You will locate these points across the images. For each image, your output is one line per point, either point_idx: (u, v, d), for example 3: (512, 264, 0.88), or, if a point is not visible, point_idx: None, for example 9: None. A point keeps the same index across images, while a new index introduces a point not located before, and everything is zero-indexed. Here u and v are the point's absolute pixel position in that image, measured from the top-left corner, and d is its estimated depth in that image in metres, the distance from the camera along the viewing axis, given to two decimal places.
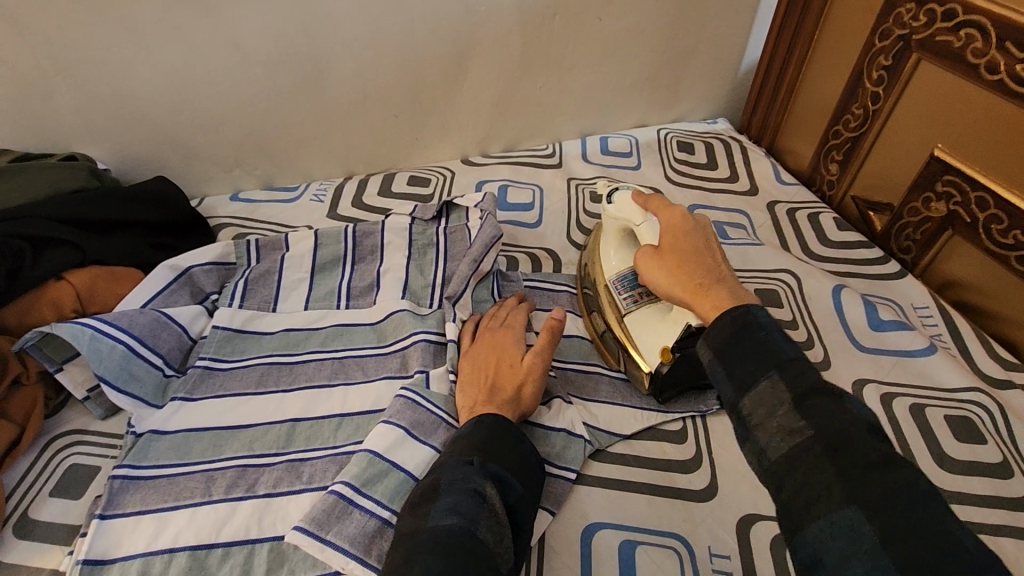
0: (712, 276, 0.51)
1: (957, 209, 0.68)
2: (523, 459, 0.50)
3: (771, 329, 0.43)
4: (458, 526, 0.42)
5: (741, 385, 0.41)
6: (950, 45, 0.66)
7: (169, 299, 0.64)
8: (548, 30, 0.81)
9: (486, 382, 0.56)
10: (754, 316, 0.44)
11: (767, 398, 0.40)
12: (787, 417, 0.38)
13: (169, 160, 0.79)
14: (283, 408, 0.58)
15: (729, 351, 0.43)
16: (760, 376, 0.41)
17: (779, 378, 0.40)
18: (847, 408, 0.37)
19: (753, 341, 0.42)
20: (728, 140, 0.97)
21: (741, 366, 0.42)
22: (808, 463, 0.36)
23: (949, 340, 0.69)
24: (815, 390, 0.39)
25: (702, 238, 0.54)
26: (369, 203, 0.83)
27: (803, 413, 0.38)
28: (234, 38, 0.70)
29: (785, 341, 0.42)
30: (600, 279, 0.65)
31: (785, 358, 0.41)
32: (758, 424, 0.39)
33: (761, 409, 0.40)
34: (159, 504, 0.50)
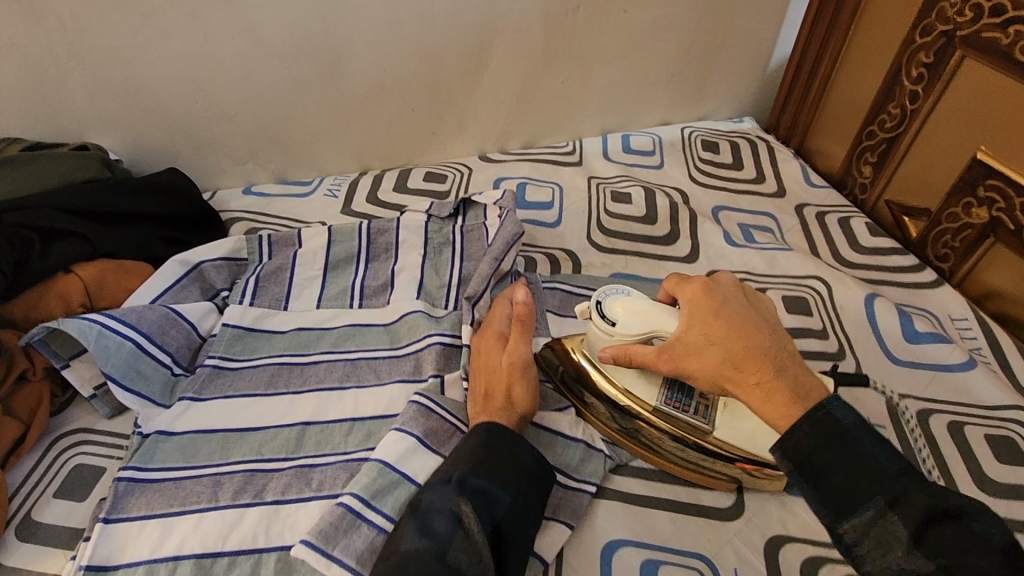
0: (772, 363, 0.43)
1: (1001, 216, 0.65)
2: (518, 468, 0.48)
3: (859, 434, 0.40)
4: (426, 549, 0.41)
5: (838, 508, 0.39)
6: (997, 42, 0.62)
7: (178, 295, 0.62)
8: (571, 23, 0.79)
9: (480, 393, 0.54)
10: (833, 416, 0.40)
11: (879, 534, 0.38)
12: (907, 556, 0.37)
13: (181, 151, 0.77)
14: (293, 411, 0.56)
15: (821, 473, 0.40)
16: (864, 505, 0.38)
17: (891, 510, 0.38)
18: (971, 528, 0.36)
19: (847, 460, 0.39)
20: (754, 139, 0.93)
21: (837, 495, 0.39)
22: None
23: (989, 354, 0.66)
24: (934, 515, 0.37)
25: (744, 310, 0.46)
26: (384, 199, 0.81)
27: (926, 551, 0.36)
28: (251, 27, 0.68)
29: (883, 452, 0.39)
30: (642, 406, 0.53)
31: (886, 476, 0.38)
32: (870, 558, 0.38)
33: (873, 541, 0.38)
34: (163, 509, 0.48)
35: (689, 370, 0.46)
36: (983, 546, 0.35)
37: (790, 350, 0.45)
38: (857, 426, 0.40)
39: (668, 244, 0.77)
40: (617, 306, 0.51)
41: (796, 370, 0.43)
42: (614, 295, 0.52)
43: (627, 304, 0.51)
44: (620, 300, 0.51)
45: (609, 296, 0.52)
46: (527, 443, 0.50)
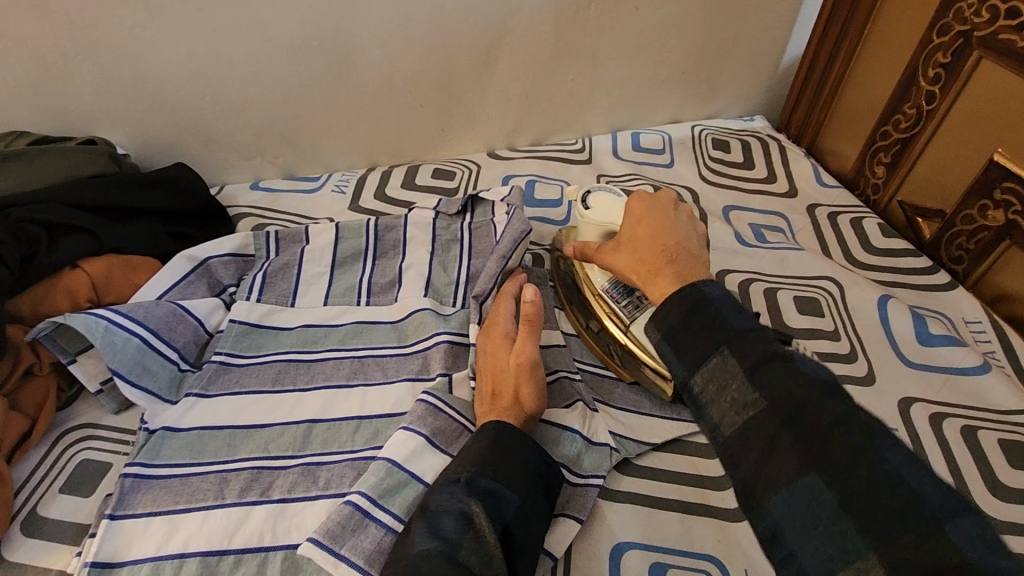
0: (665, 253, 0.49)
1: (1018, 219, 0.64)
2: (527, 468, 0.47)
3: (722, 303, 0.43)
4: (436, 551, 0.41)
5: (692, 362, 0.42)
6: (1014, 44, 0.61)
7: (185, 291, 0.62)
8: (582, 20, 0.78)
9: (488, 392, 0.54)
10: (704, 291, 0.44)
11: (719, 376, 0.40)
12: (742, 391, 0.39)
13: (189, 146, 0.77)
14: (299, 409, 0.56)
15: (681, 334, 0.43)
16: (710, 354, 0.41)
17: (731, 353, 0.40)
18: (798, 368, 0.38)
19: (706, 321, 0.42)
20: (765, 138, 0.92)
21: (690, 347, 0.42)
22: (763, 433, 0.38)
23: (1004, 358, 0.65)
24: (767, 358, 0.39)
25: (670, 222, 0.51)
26: (391, 196, 0.81)
27: (753, 384, 0.39)
28: (259, 22, 0.68)
29: (738, 313, 0.42)
30: (589, 286, 0.61)
31: (736, 331, 0.41)
32: (714, 405, 0.41)
33: (713, 385, 0.41)
34: (170, 506, 0.48)
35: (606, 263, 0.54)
36: (809, 385, 0.37)
37: (695, 251, 0.49)
38: (725, 298, 0.43)
39: None
40: (599, 202, 0.60)
41: (688, 263, 0.48)
42: (602, 195, 0.61)
43: (609, 201, 0.60)
44: (603, 199, 0.60)
45: (598, 191, 0.61)
46: (531, 440, 0.49)
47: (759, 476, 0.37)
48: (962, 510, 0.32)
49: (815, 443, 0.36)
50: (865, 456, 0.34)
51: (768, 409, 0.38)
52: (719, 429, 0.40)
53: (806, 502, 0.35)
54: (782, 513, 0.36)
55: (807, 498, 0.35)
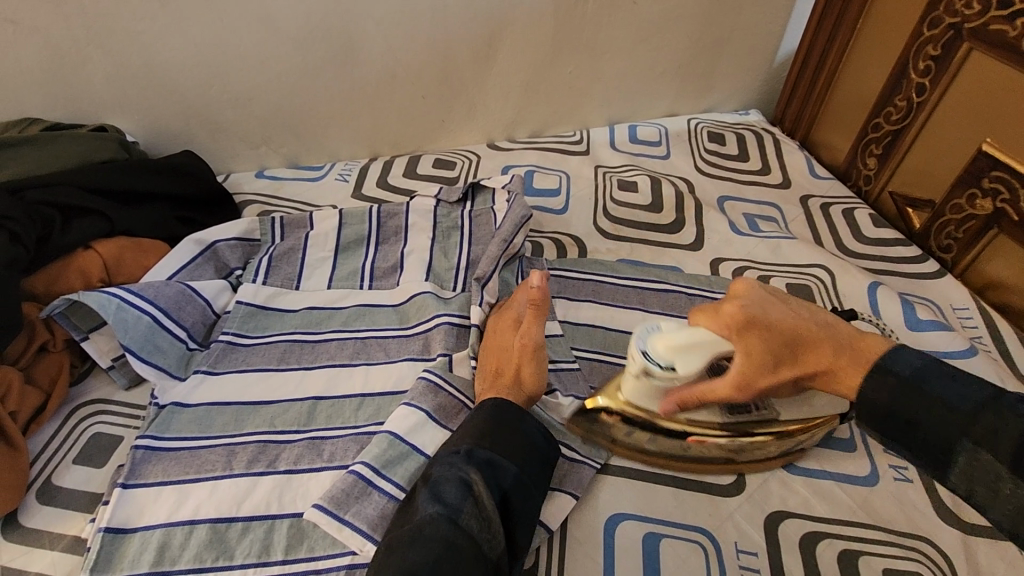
0: (833, 349, 0.45)
1: (1005, 207, 0.66)
2: (524, 441, 0.49)
3: (927, 375, 0.42)
4: (439, 515, 0.42)
5: (940, 457, 0.41)
6: (1004, 35, 0.63)
7: (194, 273, 0.63)
8: (582, 13, 0.79)
9: (491, 371, 0.55)
10: (896, 373, 0.43)
11: (979, 474, 0.39)
12: (1012, 489, 0.37)
13: (196, 135, 0.79)
14: (304, 386, 0.58)
15: (921, 431, 0.42)
16: (957, 451, 0.40)
17: (976, 447, 0.39)
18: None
19: (924, 401, 0.41)
20: (760, 131, 0.94)
21: (933, 444, 0.41)
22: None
23: (990, 343, 0.66)
24: (1009, 433, 0.38)
25: (785, 311, 0.46)
26: (393, 184, 0.82)
27: (1014, 474, 0.37)
28: (267, 12, 0.69)
29: (958, 389, 0.41)
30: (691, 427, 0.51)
31: (964, 412, 0.40)
32: (987, 501, 0.39)
33: (979, 485, 0.39)
34: (180, 476, 0.50)
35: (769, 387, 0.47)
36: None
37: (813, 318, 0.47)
38: (922, 371, 0.42)
39: (674, 232, 0.78)
40: (663, 347, 0.45)
41: (848, 337, 0.45)
42: (652, 336, 0.46)
43: (674, 341, 0.45)
44: (662, 338, 0.45)
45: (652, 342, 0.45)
46: (530, 417, 0.51)
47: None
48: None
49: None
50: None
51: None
52: (1020, 533, 0.38)
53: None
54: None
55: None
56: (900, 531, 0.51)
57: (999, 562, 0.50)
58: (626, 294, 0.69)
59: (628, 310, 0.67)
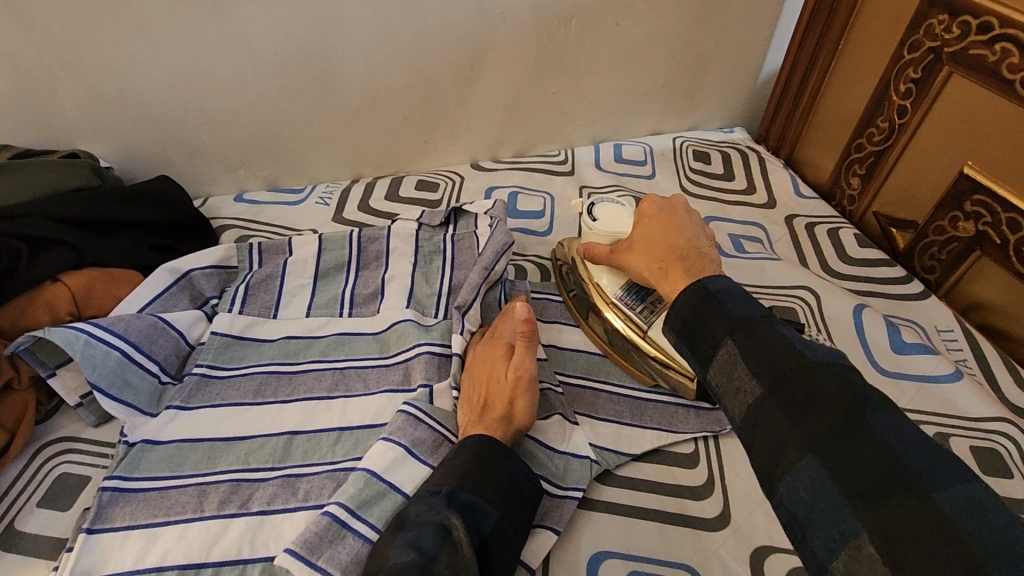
0: (678, 256, 0.52)
1: (987, 230, 0.65)
2: (506, 481, 0.48)
3: (727, 294, 0.46)
4: (413, 563, 0.41)
5: (704, 355, 0.45)
6: (984, 59, 0.62)
7: (167, 304, 0.62)
8: (564, 35, 0.79)
9: (479, 402, 0.54)
10: (707, 287, 0.47)
11: (729, 371, 0.43)
12: (748, 379, 0.41)
13: (173, 159, 0.77)
14: (280, 420, 0.56)
15: (695, 330, 0.46)
16: (720, 345, 0.44)
17: (733, 342, 0.43)
18: (800, 355, 0.40)
19: (714, 311, 0.45)
20: (745, 150, 0.94)
21: (702, 338, 0.45)
22: (762, 418, 0.39)
23: (974, 365, 0.66)
24: (769, 349, 0.41)
25: (686, 223, 0.55)
26: (375, 207, 0.81)
27: (754, 371, 0.41)
28: (245, 36, 0.69)
29: (744, 305, 0.45)
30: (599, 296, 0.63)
31: (736, 321, 0.44)
32: (727, 394, 0.43)
33: (725, 376, 0.43)
34: (148, 520, 0.48)
35: (627, 265, 0.57)
36: (811, 365, 0.39)
37: (702, 247, 0.53)
38: (728, 292, 0.46)
39: None
40: (604, 212, 0.63)
41: (704, 261, 0.52)
42: (607, 204, 0.64)
43: (618, 212, 0.63)
44: (613, 208, 0.63)
45: (605, 204, 0.63)
46: (515, 457, 0.50)
47: (771, 458, 0.38)
48: (958, 479, 0.33)
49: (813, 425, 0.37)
50: (859, 423, 0.36)
51: (773, 396, 0.39)
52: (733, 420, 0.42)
53: (809, 478, 0.36)
54: (791, 491, 0.37)
55: (811, 477, 0.36)
56: None
57: None
58: None
59: None
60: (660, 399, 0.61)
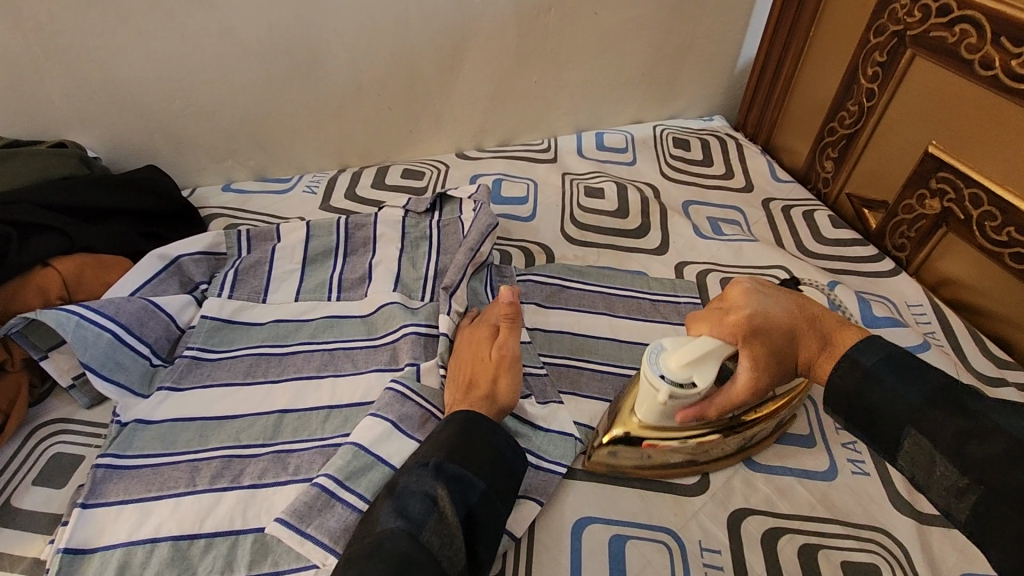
0: (819, 341, 0.48)
1: (951, 206, 0.68)
2: (492, 453, 0.50)
3: (886, 369, 0.44)
4: (402, 530, 0.43)
5: (889, 448, 0.43)
6: (945, 41, 0.65)
7: (157, 288, 0.63)
8: (544, 25, 0.81)
9: (465, 381, 0.56)
10: (863, 362, 0.45)
11: (920, 459, 0.41)
12: (950, 472, 0.39)
13: (160, 149, 0.78)
14: (271, 400, 0.57)
15: (870, 414, 0.43)
16: (903, 435, 0.42)
17: (920, 432, 0.41)
18: (992, 427, 0.38)
19: (880, 396, 0.43)
20: (724, 137, 0.97)
21: (879, 428, 0.43)
22: (999, 518, 0.37)
23: (943, 337, 0.69)
24: (961, 430, 0.39)
25: (788, 309, 0.49)
26: (361, 195, 0.83)
27: (961, 466, 0.39)
28: (229, 27, 0.70)
29: (913, 376, 0.43)
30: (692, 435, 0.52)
31: (918, 404, 0.41)
32: (929, 485, 0.41)
33: (920, 468, 0.41)
34: (142, 494, 0.50)
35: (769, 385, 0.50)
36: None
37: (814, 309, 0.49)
38: (885, 362, 0.44)
39: (640, 237, 0.79)
40: (681, 368, 0.47)
41: (829, 326, 0.48)
42: (663, 354, 0.48)
43: (687, 357, 0.47)
44: (675, 355, 0.47)
45: (660, 359, 0.48)
46: (502, 433, 0.52)
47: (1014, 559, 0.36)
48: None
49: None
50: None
51: (989, 490, 0.37)
52: (961, 521, 0.39)
53: None
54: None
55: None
56: (858, 524, 0.53)
57: (950, 551, 0.51)
58: (592, 299, 0.70)
59: (595, 315, 0.68)
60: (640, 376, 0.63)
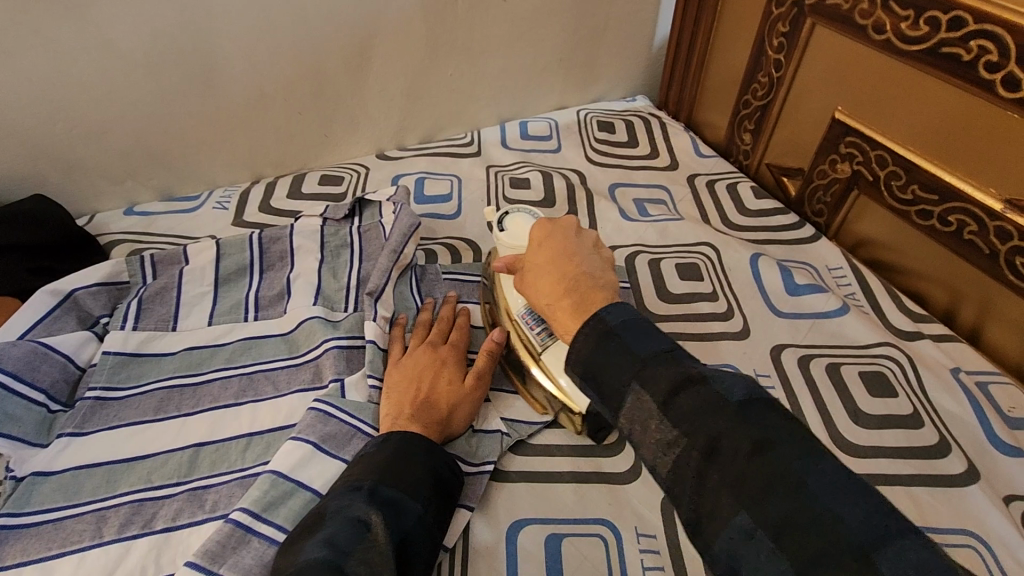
0: (567, 287, 0.49)
1: (860, 169, 0.70)
2: (427, 473, 0.47)
3: (630, 329, 0.43)
4: (327, 556, 0.38)
5: (610, 400, 0.41)
6: (840, 8, 0.66)
7: (51, 327, 0.59)
8: (452, 14, 0.79)
9: (418, 397, 0.53)
10: (606, 321, 0.44)
11: (638, 414, 0.39)
12: (661, 428, 0.38)
13: (48, 177, 0.72)
14: (185, 434, 0.54)
15: (599, 372, 0.42)
16: (625, 392, 0.40)
17: (642, 388, 0.39)
18: (710, 387, 0.37)
19: (615, 350, 0.42)
20: (647, 117, 0.97)
21: (607, 384, 0.42)
22: (691, 473, 0.35)
23: (862, 298, 0.70)
24: (680, 383, 0.38)
25: (577, 257, 0.52)
26: (277, 207, 0.79)
27: (673, 421, 0.37)
28: (106, 38, 0.65)
29: (643, 338, 0.42)
30: (508, 312, 0.59)
31: (643, 359, 0.41)
32: (640, 441, 0.39)
33: (636, 425, 0.39)
34: (42, 553, 0.46)
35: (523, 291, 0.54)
36: (724, 407, 0.36)
37: (599, 278, 0.50)
38: (627, 324, 0.43)
39: None
40: (513, 223, 0.60)
41: (594, 291, 0.48)
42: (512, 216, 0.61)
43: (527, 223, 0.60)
44: (517, 220, 0.60)
45: (515, 213, 0.61)
46: (441, 452, 0.50)
47: (700, 515, 0.34)
48: (892, 534, 0.29)
49: (735, 472, 0.33)
50: (790, 481, 0.32)
51: (690, 439, 0.36)
52: (659, 474, 0.38)
53: (741, 540, 0.31)
54: (729, 547, 0.32)
55: (744, 536, 0.31)
56: None
57: None
58: None
59: None
60: None
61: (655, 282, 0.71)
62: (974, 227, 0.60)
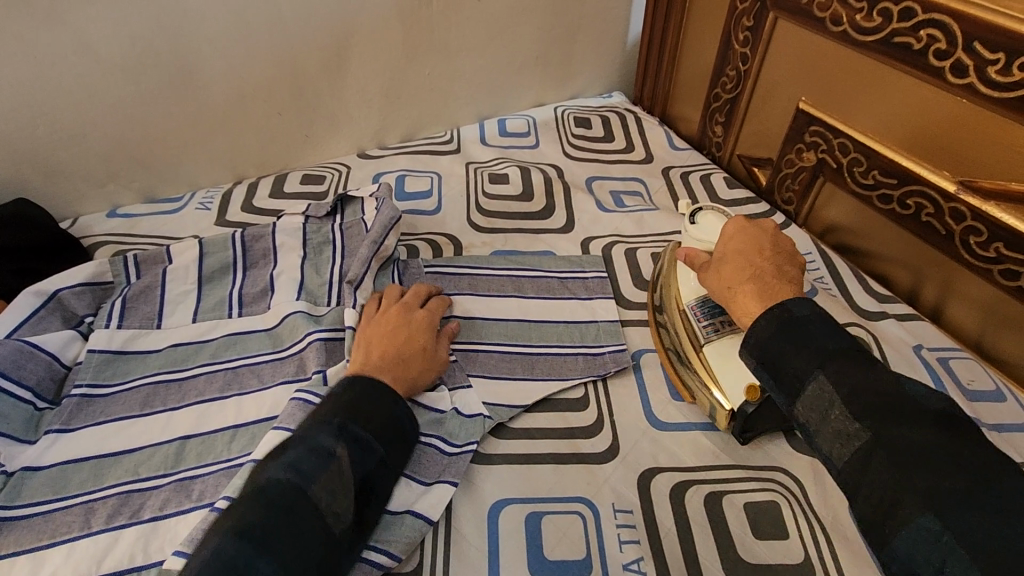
0: (751, 278, 0.50)
1: (825, 157, 0.72)
2: (390, 420, 0.50)
3: (815, 322, 0.44)
4: (287, 482, 0.41)
5: (789, 387, 0.43)
6: (799, 2, 0.69)
7: (37, 327, 0.59)
8: (428, 14, 0.81)
9: (392, 352, 0.55)
10: (792, 313, 0.45)
11: (816, 402, 0.41)
12: (843, 419, 0.39)
13: (30, 181, 0.73)
14: (171, 428, 0.55)
15: (778, 357, 0.44)
16: (807, 378, 0.42)
17: (825, 378, 0.41)
18: (905, 391, 0.39)
19: (795, 339, 0.43)
20: (623, 112, 0.99)
21: (784, 372, 0.43)
22: (874, 470, 0.37)
23: (830, 282, 0.73)
24: (865, 382, 0.40)
25: (765, 251, 0.52)
26: (259, 206, 0.80)
27: (856, 414, 0.39)
28: (85, 42, 0.66)
29: (831, 333, 0.43)
30: (677, 300, 0.62)
31: (829, 353, 0.42)
32: (816, 430, 0.41)
33: (814, 413, 0.41)
34: (33, 544, 0.47)
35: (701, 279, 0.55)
36: (926, 415, 0.37)
37: (784, 272, 0.50)
38: (814, 318, 0.44)
39: (545, 218, 0.81)
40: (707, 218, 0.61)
41: (779, 285, 0.49)
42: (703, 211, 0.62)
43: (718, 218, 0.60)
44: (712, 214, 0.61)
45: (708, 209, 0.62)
46: (405, 404, 0.52)
47: (876, 509, 0.36)
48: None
49: (924, 475, 0.35)
50: (985, 491, 0.33)
51: (875, 437, 0.37)
52: (833, 463, 0.39)
53: (926, 539, 0.33)
54: (907, 544, 0.34)
55: (927, 536, 0.33)
56: (758, 466, 0.55)
57: None
58: (501, 283, 0.70)
59: (504, 298, 0.69)
60: (552, 351, 0.64)
61: (631, 270, 0.74)
62: (931, 209, 0.62)
